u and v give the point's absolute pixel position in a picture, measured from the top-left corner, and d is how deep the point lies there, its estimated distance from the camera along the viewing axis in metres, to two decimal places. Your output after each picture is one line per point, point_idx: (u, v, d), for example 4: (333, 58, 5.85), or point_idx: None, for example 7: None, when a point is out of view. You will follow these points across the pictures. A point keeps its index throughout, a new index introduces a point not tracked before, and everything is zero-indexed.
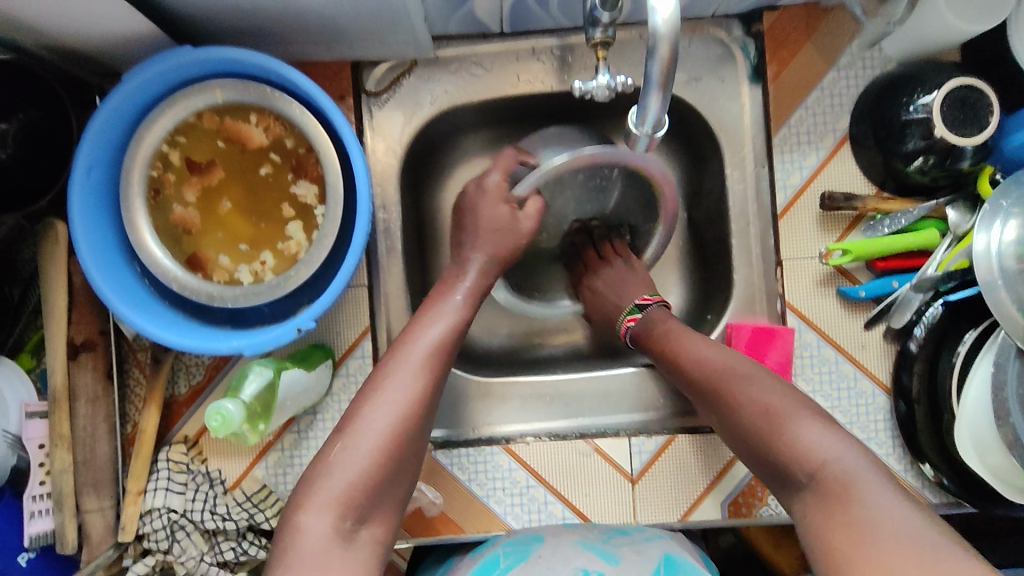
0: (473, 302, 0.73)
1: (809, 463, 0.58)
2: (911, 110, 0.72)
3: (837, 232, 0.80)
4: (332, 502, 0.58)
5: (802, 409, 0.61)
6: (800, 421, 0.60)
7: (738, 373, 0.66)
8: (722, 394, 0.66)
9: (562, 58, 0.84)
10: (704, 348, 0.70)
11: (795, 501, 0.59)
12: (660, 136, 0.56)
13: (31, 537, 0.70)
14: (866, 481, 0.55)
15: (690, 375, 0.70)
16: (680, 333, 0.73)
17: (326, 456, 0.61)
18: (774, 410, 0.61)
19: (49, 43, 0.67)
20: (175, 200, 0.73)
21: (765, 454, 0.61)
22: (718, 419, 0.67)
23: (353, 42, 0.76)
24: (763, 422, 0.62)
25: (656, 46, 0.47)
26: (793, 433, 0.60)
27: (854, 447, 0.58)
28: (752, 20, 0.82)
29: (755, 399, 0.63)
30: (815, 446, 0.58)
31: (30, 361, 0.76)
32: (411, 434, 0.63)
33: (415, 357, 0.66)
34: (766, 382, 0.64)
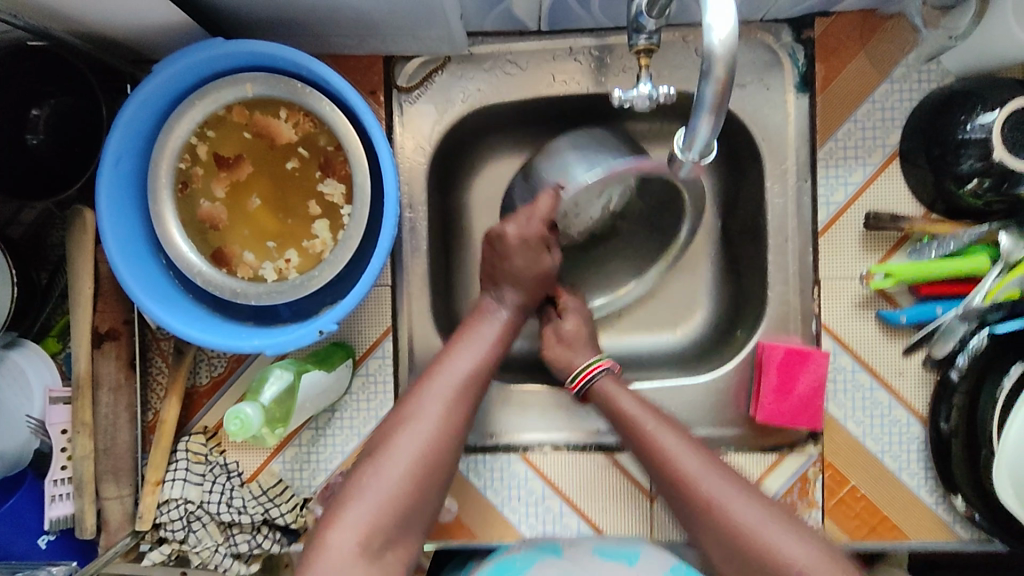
0: (507, 336, 0.74)
1: (802, 572, 0.59)
2: (969, 129, 0.68)
3: (879, 254, 0.77)
4: (363, 524, 0.59)
5: (790, 523, 0.64)
6: (791, 535, 0.62)
7: (694, 468, 0.67)
8: (672, 473, 0.68)
9: (599, 59, 0.81)
10: (627, 403, 0.73)
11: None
12: (709, 162, 0.53)
13: (51, 520, 0.72)
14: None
15: (631, 438, 0.72)
16: (621, 394, 0.75)
17: (354, 480, 0.62)
18: (761, 529, 0.63)
19: (81, 31, 0.66)
20: (203, 194, 0.72)
21: (739, 551, 0.63)
22: (673, 501, 0.68)
23: (386, 36, 0.74)
24: (746, 541, 0.62)
25: (712, 68, 0.45)
26: (777, 549, 0.61)
27: (835, 565, 0.60)
28: (803, 26, 0.78)
29: (736, 515, 0.64)
30: (801, 564, 0.60)
31: (55, 345, 0.77)
32: (439, 459, 0.65)
33: (447, 387, 0.67)
34: (705, 462, 0.68)
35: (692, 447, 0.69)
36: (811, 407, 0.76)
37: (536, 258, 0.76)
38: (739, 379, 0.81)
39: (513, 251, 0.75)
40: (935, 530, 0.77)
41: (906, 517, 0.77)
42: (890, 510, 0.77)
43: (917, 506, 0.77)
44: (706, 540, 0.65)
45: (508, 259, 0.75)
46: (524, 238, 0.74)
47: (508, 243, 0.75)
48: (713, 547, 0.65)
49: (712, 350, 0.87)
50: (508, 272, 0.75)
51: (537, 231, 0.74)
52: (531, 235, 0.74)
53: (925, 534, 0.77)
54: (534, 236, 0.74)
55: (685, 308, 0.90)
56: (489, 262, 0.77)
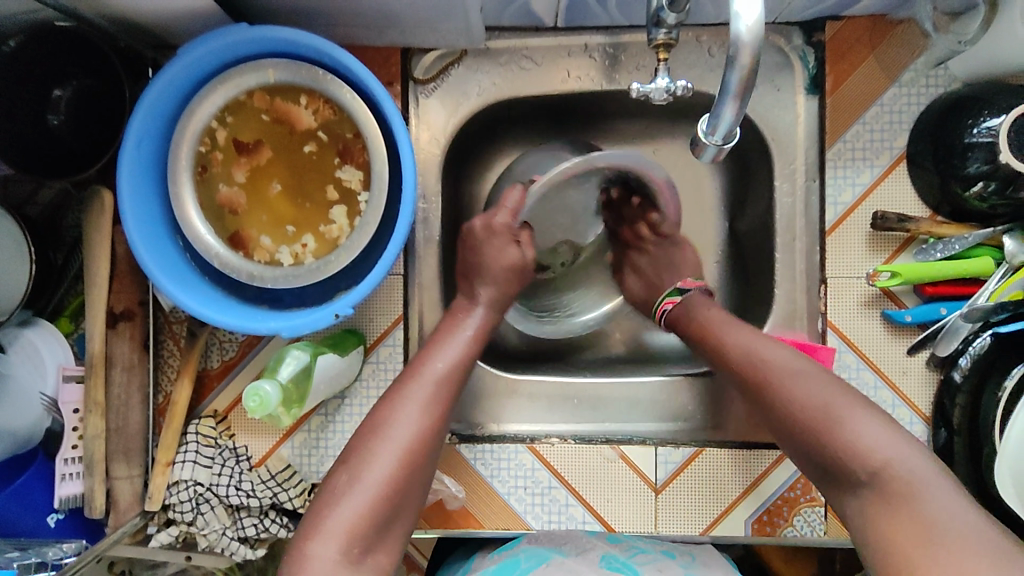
0: (481, 334, 0.75)
1: (866, 463, 0.56)
2: (976, 133, 0.69)
3: (886, 253, 0.79)
4: (341, 532, 0.59)
5: (856, 406, 0.59)
6: (854, 410, 0.59)
7: (788, 371, 0.64)
8: (747, 372, 0.66)
9: (613, 56, 0.82)
10: (742, 335, 0.69)
11: (844, 497, 0.59)
12: (730, 149, 0.55)
13: (62, 499, 0.72)
14: (919, 477, 0.55)
15: (728, 364, 0.68)
16: (718, 321, 0.71)
17: (329, 489, 0.61)
18: (824, 412, 0.60)
19: (108, 13, 0.67)
20: (222, 179, 0.73)
21: (825, 461, 0.59)
22: (757, 404, 0.66)
23: (405, 28, 0.75)
24: (817, 413, 0.60)
25: (737, 55, 0.46)
26: (841, 426, 0.58)
27: (908, 442, 0.57)
28: (814, 29, 0.80)
29: (798, 400, 0.61)
30: (867, 442, 0.57)
31: (68, 326, 0.77)
32: (415, 461, 0.64)
33: (423, 389, 0.67)
34: (806, 368, 0.63)
35: (790, 351, 0.66)
36: None
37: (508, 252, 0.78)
38: None
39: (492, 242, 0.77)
40: None
41: None
42: None
43: None
44: (801, 455, 0.62)
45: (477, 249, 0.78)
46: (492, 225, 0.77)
47: (476, 233, 0.78)
48: (786, 446, 0.64)
49: None
50: (480, 267, 0.77)
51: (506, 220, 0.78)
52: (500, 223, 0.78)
53: None
54: (502, 226, 0.77)
55: None
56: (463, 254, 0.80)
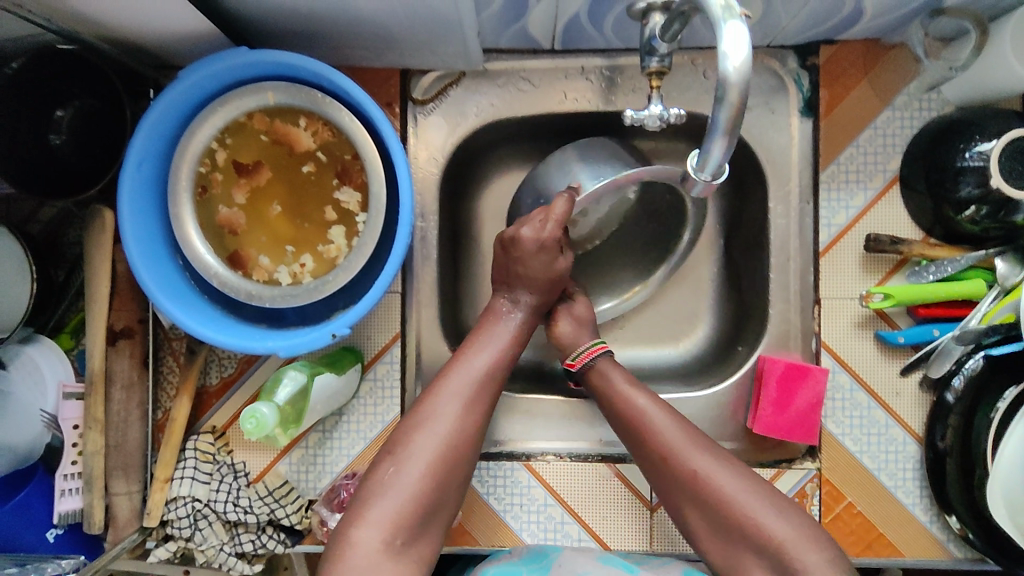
0: (521, 337, 0.75)
1: (776, 541, 0.61)
2: (968, 157, 0.70)
3: (879, 275, 0.79)
4: (386, 520, 0.60)
5: (766, 488, 0.65)
6: (772, 512, 0.63)
7: (681, 440, 0.68)
8: (681, 469, 0.66)
9: (609, 78, 0.83)
10: (655, 409, 0.71)
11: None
12: (719, 182, 0.55)
13: (61, 514, 0.73)
14: (820, 558, 0.59)
15: (648, 446, 0.69)
16: (636, 389, 0.73)
17: (377, 480, 0.63)
18: (746, 499, 0.64)
19: (111, 37, 0.68)
20: (221, 199, 0.74)
21: (726, 525, 0.64)
22: (661, 480, 0.68)
23: (404, 51, 0.76)
24: (734, 509, 0.63)
25: (726, 93, 0.47)
26: (760, 519, 0.62)
27: (819, 543, 0.61)
28: (808, 53, 0.81)
29: (728, 492, 0.64)
30: (783, 539, 0.61)
31: (68, 342, 0.78)
32: (456, 457, 0.65)
33: (463, 385, 0.69)
34: (716, 457, 0.67)
35: (681, 422, 0.70)
36: (809, 422, 0.78)
37: (549, 263, 0.76)
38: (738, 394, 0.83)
39: (529, 255, 0.75)
40: (930, 549, 0.78)
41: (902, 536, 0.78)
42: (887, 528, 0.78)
43: (912, 523, 0.78)
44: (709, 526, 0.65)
45: (522, 263, 0.76)
46: (540, 242, 0.75)
47: (522, 247, 0.75)
48: (699, 516, 0.66)
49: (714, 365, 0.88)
50: (522, 276, 0.76)
51: (554, 236, 0.75)
52: (549, 241, 0.75)
53: (920, 552, 0.78)
54: (551, 240, 0.75)
55: (687, 322, 0.92)
56: (502, 264, 0.77)
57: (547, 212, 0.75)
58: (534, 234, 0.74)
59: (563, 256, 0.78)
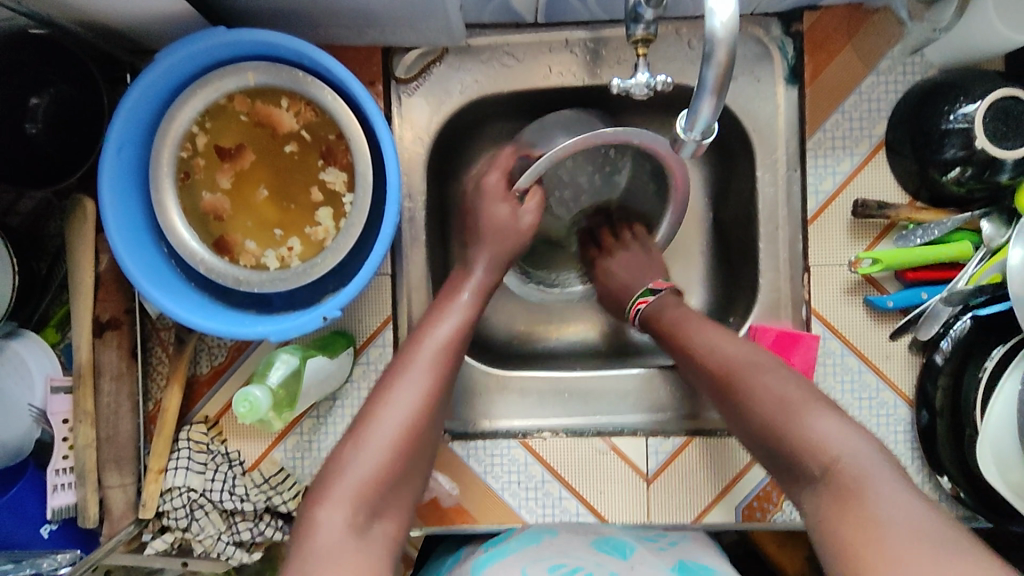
0: (481, 305, 0.74)
1: (823, 453, 0.56)
2: (952, 120, 0.70)
3: (867, 241, 0.80)
4: (349, 498, 0.59)
5: (816, 402, 0.60)
6: (809, 410, 0.59)
7: (751, 364, 0.65)
8: (716, 369, 0.66)
9: (594, 51, 0.82)
10: (711, 336, 0.69)
11: (802, 490, 0.58)
12: (709, 143, 0.56)
13: (53, 509, 0.72)
14: (872, 468, 0.54)
15: (699, 366, 0.69)
16: (687, 321, 0.72)
17: (339, 459, 0.62)
18: (790, 404, 0.60)
19: (83, 20, 0.66)
20: (204, 185, 0.73)
21: (775, 440, 0.60)
22: (724, 406, 0.66)
23: (386, 28, 0.75)
24: (774, 413, 0.61)
25: (713, 51, 0.46)
26: (807, 423, 0.59)
27: (865, 440, 0.57)
28: (792, 20, 0.80)
29: (768, 391, 0.62)
30: (827, 438, 0.57)
31: (54, 336, 0.76)
32: (420, 433, 0.64)
33: (424, 359, 0.67)
34: (781, 376, 0.63)
35: (743, 347, 0.67)
36: None
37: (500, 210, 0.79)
38: None
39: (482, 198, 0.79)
40: None
41: None
42: None
43: None
44: (751, 436, 0.63)
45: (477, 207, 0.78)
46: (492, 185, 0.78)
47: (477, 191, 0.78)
48: (755, 441, 0.63)
49: None
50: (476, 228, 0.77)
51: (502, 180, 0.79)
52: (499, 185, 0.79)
53: None
54: (498, 189, 0.78)
55: (679, 294, 0.92)
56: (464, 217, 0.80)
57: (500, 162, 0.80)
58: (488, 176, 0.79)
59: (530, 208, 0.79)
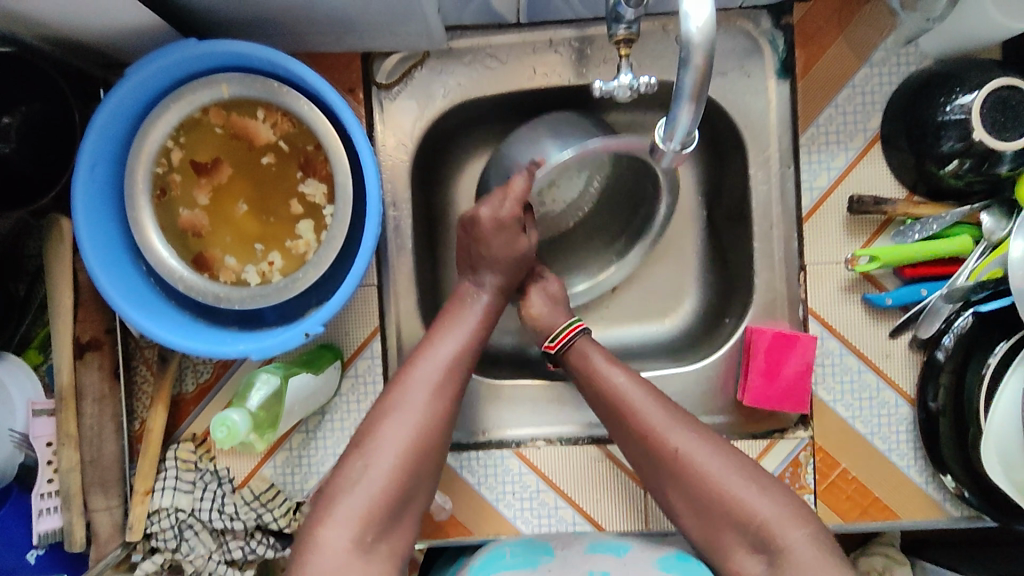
0: (489, 318, 0.73)
1: (750, 520, 0.62)
2: (948, 111, 0.68)
3: (864, 237, 0.77)
4: (354, 518, 0.57)
5: (762, 477, 0.65)
6: (759, 491, 0.63)
7: (663, 419, 0.68)
8: (656, 448, 0.67)
9: (580, 50, 0.80)
10: (624, 381, 0.71)
11: (737, 549, 0.63)
12: (690, 150, 0.54)
13: (40, 534, 0.70)
14: (796, 540, 0.60)
15: (615, 413, 0.71)
16: (598, 361, 0.74)
17: (343, 474, 0.60)
18: (731, 485, 0.64)
19: (51, 36, 0.64)
20: (182, 201, 0.71)
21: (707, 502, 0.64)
22: (657, 472, 0.68)
23: (363, 33, 0.73)
24: (713, 494, 0.64)
25: (690, 56, 0.44)
26: (740, 500, 0.63)
27: (782, 499, 0.63)
28: (782, 12, 0.78)
29: (698, 498, 0.65)
30: (756, 507, 0.62)
31: (37, 358, 0.75)
32: (427, 447, 0.62)
33: (430, 373, 0.65)
34: (700, 437, 0.67)
35: (647, 389, 0.70)
36: (800, 390, 0.77)
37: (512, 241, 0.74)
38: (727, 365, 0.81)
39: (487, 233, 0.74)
40: (926, 508, 0.78)
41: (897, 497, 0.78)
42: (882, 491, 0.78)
43: (907, 485, 0.78)
44: (688, 500, 0.66)
45: (481, 242, 0.74)
46: (498, 219, 0.73)
47: (481, 225, 0.74)
48: (678, 494, 0.66)
49: (701, 339, 0.87)
50: (486, 257, 0.74)
51: (511, 213, 0.73)
52: (505, 218, 0.73)
53: (918, 513, 0.78)
54: (510, 218, 0.73)
55: (674, 295, 0.90)
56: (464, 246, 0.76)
57: (505, 190, 0.74)
58: (491, 209, 0.73)
59: (526, 234, 0.76)
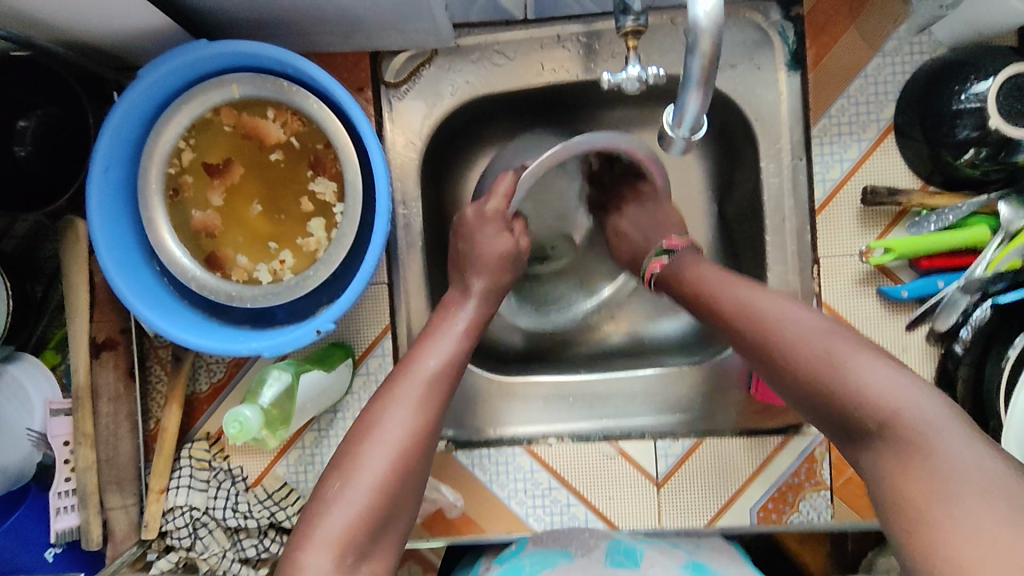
0: (475, 327, 0.72)
1: (876, 409, 0.51)
2: (964, 99, 0.67)
3: (878, 229, 0.77)
4: (332, 540, 0.55)
5: (854, 344, 0.55)
6: (852, 359, 0.54)
7: (748, 292, 0.63)
8: (741, 319, 0.61)
9: (588, 46, 0.80)
10: (710, 276, 0.67)
11: (861, 454, 0.53)
12: (699, 139, 0.54)
13: (57, 533, 0.72)
14: (931, 420, 0.49)
15: (706, 310, 0.65)
16: (699, 266, 0.69)
17: (323, 493, 0.59)
18: (825, 349, 0.55)
19: (63, 39, 0.65)
20: (195, 202, 0.72)
21: (802, 380, 0.56)
22: (755, 362, 0.61)
23: (372, 32, 0.73)
24: (820, 355, 0.55)
25: (697, 42, 0.44)
26: (846, 373, 0.53)
27: (918, 384, 0.51)
28: (791, 3, 0.77)
29: (869, 383, 0.52)
30: (875, 388, 0.51)
31: (54, 358, 0.76)
32: (412, 461, 0.61)
33: (415, 388, 0.64)
34: (799, 310, 0.59)
35: (738, 284, 0.64)
36: None
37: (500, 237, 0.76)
38: (740, 361, 0.80)
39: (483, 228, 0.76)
40: None
41: None
42: None
43: None
44: (790, 382, 0.57)
45: (477, 247, 0.76)
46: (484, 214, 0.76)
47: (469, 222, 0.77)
48: (803, 404, 0.57)
49: (713, 336, 0.86)
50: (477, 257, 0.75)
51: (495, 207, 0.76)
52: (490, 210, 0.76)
53: None
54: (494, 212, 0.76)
55: None
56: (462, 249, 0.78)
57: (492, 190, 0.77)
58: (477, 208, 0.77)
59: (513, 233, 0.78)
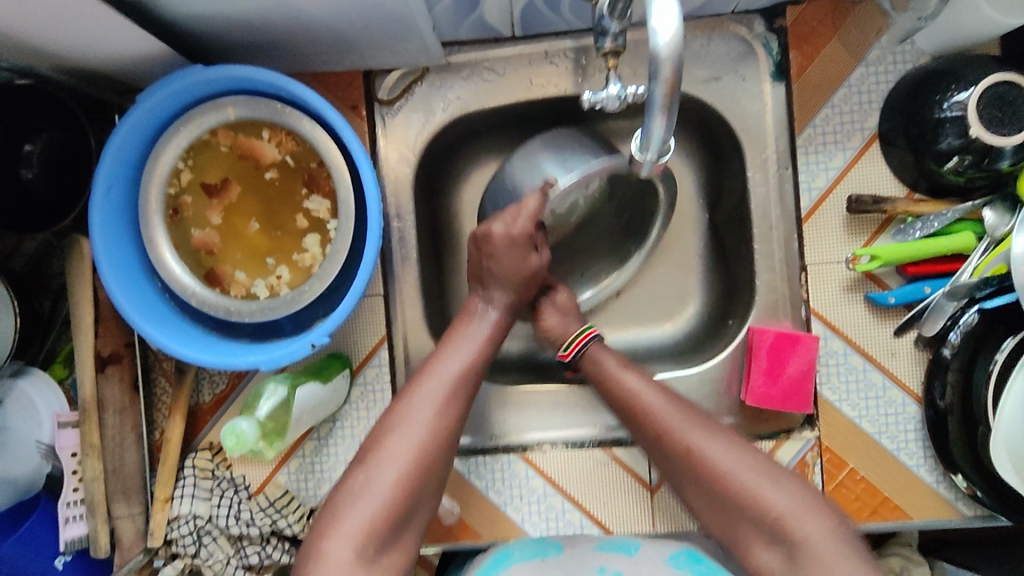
0: (496, 336, 0.74)
1: (773, 514, 0.61)
2: (945, 108, 0.68)
3: (865, 236, 0.77)
4: (358, 530, 0.59)
5: (774, 468, 0.65)
6: (764, 478, 0.64)
7: (677, 420, 0.69)
8: (675, 447, 0.68)
9: (576, 61, 0.82)
10: (635, 384, 0.73)
11: (757, 551, 0.62)
12: (667, 160, 0.56)
13: (67, 541, 0.74)
14: (818, 536, 0.59)
15: (630, 414, 0.73)
16: (611, 362, 0.76)
17: (348, 485, 0.62)
18: (731, 469, 0.65)
19: (65, 66, 0.68)
20: (195, 221, 0.74)
21: (713, 496, 0.65)
22: (666, 463, 0.70)
23: (364, 52, 0.75)
24: (718, 482, 0.65)
25: (658, 70, 0.46)
26: (761, 495, 0.62)
27: (820, 510, 0.61)
28: (775, 15, 0.78)
29: (767, 493, 0.62)
30: (774, 501, 0.62)
31: (62, 371, 0.79)
32: (432, 460, 0.64)
33: (438, 389, 0.67)
34: (727, 444, 0.67)
35: (661, 395, 0.72)
36: (801, 391, 0.77)
37: (523, 258, 0.76)
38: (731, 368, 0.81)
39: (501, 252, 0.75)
40: (935, 508, 0.77)
41: (906, 497, 0.77)
42: (890, 490, 0.77)
43: (916, 485, 0.77)
44: (691, 488, 0.68)
45: (494, 263, 0.75)
46: (511, 236, 0.74)
47: (493, 242, 0.74)
48: (704, 504, 0.66)
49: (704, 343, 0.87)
50: (496, 274, 0.75)
51: (523, 228, 0.74)
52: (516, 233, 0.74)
53: (927, 513, 0.77)
54: (521, 234, 0.74)
55: (677, 298, 0.91)
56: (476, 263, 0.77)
57: (518, 206, 0.75)
58: (502, 227, 0.74)
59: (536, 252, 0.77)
